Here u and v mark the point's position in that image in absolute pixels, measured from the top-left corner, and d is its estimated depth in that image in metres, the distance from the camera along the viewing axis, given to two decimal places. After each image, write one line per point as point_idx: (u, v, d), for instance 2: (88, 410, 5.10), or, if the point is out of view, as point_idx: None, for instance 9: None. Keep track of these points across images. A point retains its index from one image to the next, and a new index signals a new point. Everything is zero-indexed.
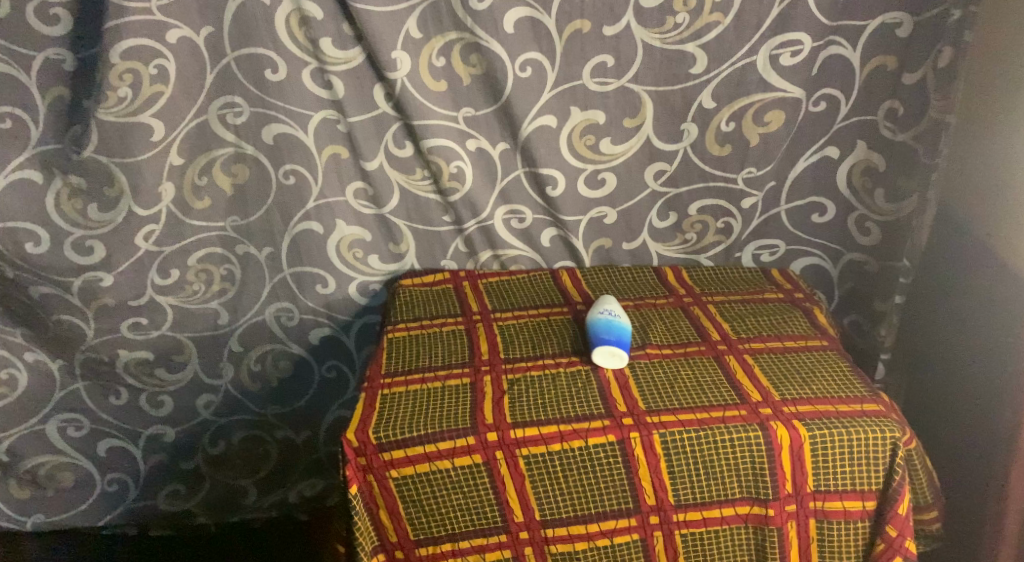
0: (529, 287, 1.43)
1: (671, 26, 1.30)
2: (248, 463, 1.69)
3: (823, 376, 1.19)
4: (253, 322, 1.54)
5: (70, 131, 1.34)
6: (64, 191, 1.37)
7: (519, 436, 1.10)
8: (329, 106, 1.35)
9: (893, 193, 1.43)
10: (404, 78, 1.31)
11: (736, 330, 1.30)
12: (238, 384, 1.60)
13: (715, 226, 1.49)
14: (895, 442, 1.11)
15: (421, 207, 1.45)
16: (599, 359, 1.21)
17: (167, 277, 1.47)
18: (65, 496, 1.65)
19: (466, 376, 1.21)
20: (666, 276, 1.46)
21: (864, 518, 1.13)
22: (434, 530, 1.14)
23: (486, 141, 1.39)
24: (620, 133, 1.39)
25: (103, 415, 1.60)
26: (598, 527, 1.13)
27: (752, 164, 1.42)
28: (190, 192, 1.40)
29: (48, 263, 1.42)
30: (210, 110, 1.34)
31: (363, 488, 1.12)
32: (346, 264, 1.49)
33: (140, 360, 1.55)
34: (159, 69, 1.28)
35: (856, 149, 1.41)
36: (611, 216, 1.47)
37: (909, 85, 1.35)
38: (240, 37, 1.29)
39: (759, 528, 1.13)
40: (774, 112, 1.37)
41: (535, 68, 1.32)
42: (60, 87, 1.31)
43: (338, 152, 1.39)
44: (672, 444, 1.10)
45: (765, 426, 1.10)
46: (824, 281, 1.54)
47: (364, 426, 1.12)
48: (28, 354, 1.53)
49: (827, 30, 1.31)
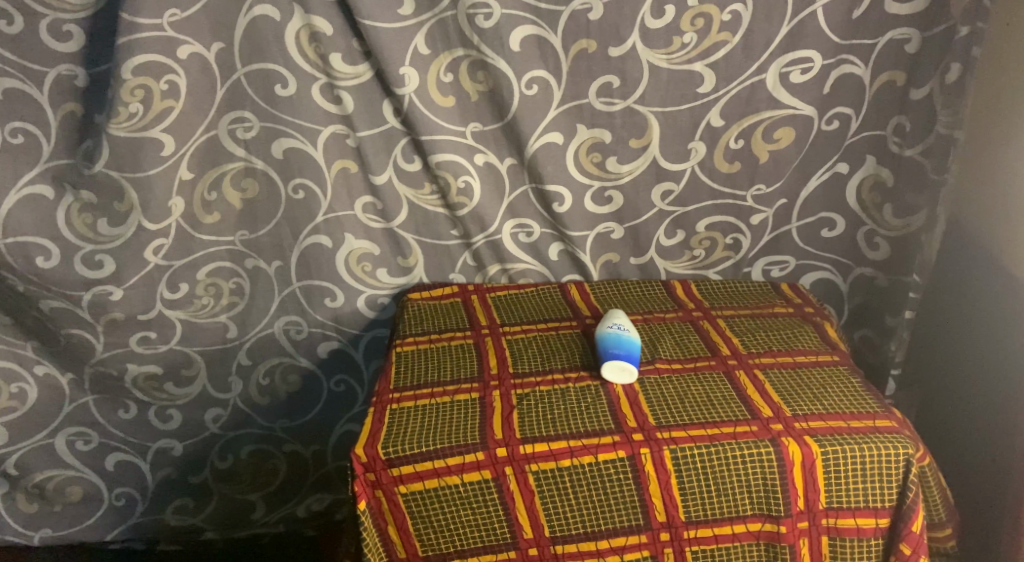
0: (537, 302, 1.43)
1: (677, 46, 1.30)
2: (255, 478, 1.68)
3: (835, 392, 1.18)
4: (262, 335, 1.54)
5: (82, 146, 1.34)
6: (75, 206, 1.38)
7: (529, 451, 1.10)
8: (338, 121, 1.36)
9: (902, 207, 1.42)
10: (412, 93, 1.32)
11: (746, 345, 1.29)
12: (247, 398, 1.60)
13: (724, 242, 1.49)
14: (908, 458, 1.10)
15: (431, 220, 1.45)
16: (608, 374, 1.20)
17: (176, 291, 1.47)
18: (72, 509, 1.65)
19: (475, 391, 1.20)
20: (675, 290, 1.46)
21: (877, 535, 1.12)
22: (443, 546, 1.14)
23: (494, 155, 1.39)
24: (625, 154, 1.39)
25: (112, 429, 1.60)
26: (609, 543, 1.12)
27: (762, 181, 1.42)
28: (200, 207, 1.40)
29: (58, 278, 1.43)
30: (221, 124, 1.34)
31: (371, 504, 1.12)
32: (355, 277, 1.49)
33: (149, 375, 1.55)
34: (170, 85, 1.29)
35: (865, 164, 1.41)
36: (618, 231, 1.47)
37: (917, 100, 1.34)
38: (251, 53, 1.30)
39: (771, 545, 1.12)
40: (784, 129, 1.37)
41: (541, 85, 1.33)
42: (72, 103, 1.32)
43: (348, 166, 1.40)
44: (683, 460, 1.09)
45: (776, 441, 1.10)
46: (834, 295, 1.54)
47: (373, 442, 1.12)
48: (38, 368, 1.53)
49: (840, 48, 1.31)
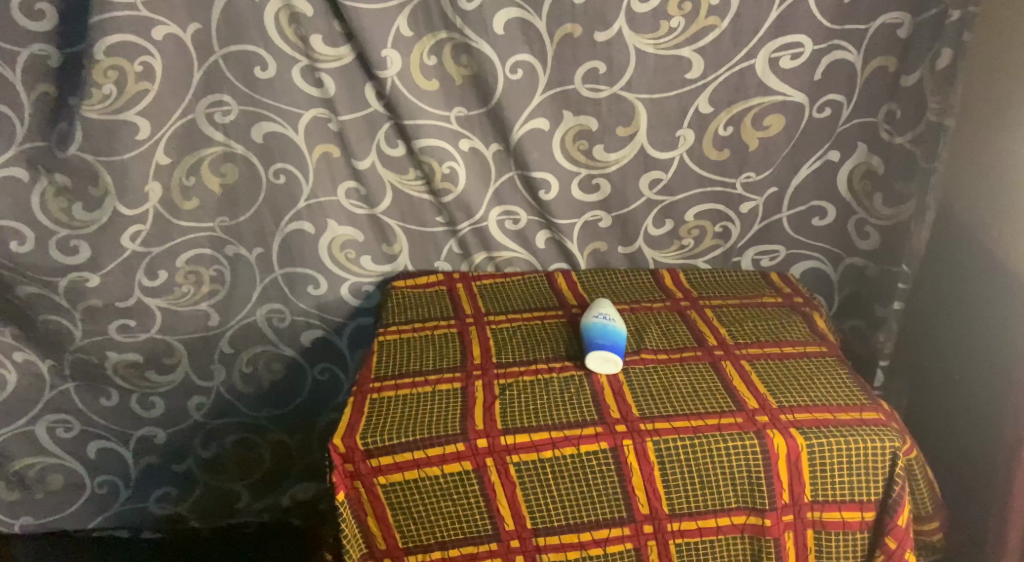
0: (523, 290, 1.41)
1: (665, 31, 1.27)
2: (240, 467, 1.66)
3: (822, 383, 1.17)
4: (244, 323, 1.52)
5: (56, 129, 1.31)
6: (50, 190, 1.35)
7: (510, 442, 1.08)
8: (320, 105, 1.33)
9: (892, 196, 1.40)
10: (394, 77, 1.29)
11: (734, 335, 1.27)
12: (230, 386, 1.58)
13: (713, 230, 1.47)
14: (895, 451, 1.08)
15: (415, 207, 1.43)
16: (592, 364, 1.18)
17: (156, 278, 1.44)
18: (54, 497, 1.63)
19: (457, 381, 1.18)
20: (663, 279, 1.43)
21: (863, 529, 1.10)
22: (424, 537, 1.12)
23: (479, 141, 1.37)
24: (613, 141, 1.37)
25: (93, 416, 1.58)
26: (590, 536, 1.11)
27: (751, 169, 1.40)
28: (178, 193, 1.38)
29: (33, 263, 1.40)
30: (198, 108, 1.31)
31: (351, 495, 1.10)
32: (338, 265, 1.47)
33: (130, 362, 1.53)
34: (145, 67, 1.26)
35: (856, 151, 1.38)
36: (606, 220, 1.45)
37: (908, 87, 1.31)
38: (229, 35, 1.26)
39: (756, 538, 1.11)
40: (774, 116, 1.35)
41: (526, 70, 1.30)
42: (45, 84, 1.29)
43: (330, 151, 1.37)
44: (667, 452, 1.07)
45: (762, 434, 1.08)
46: (825, 285, 1.51)
47: (352, 432, 1.09)
48: (17, 354, 1.51)
49: (831, 33, 1.28)
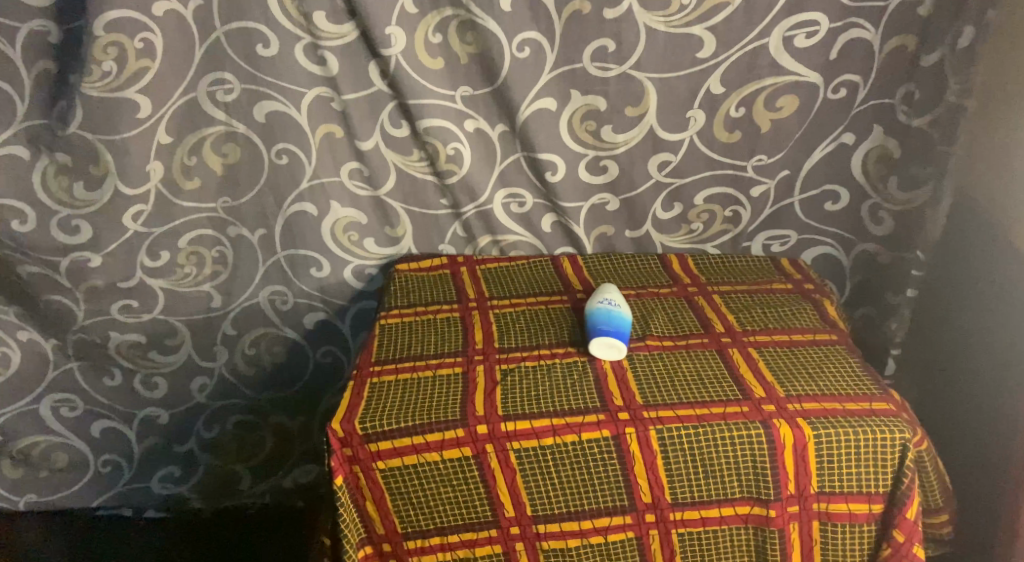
0: (527, 275, 1.39)
1: (676, 8, 1.24)
2: (243, 449, 1.66)
3: (831, 372, 1.14)
4: (247, 305, 1.50)
5: (57, 107, 1.30)
6: (51, 169, 1.34)
7: (511, 429, 1.06)
8: (322, 84, 1.30)
9: (907, 180, 1.36)
10: (398, 55, 1.26)
11: (742, 322, 1.25)
12: (233, 368, 1.57)
13: (723, 215, 1.44)
14: (904, 443, 1.05)
15: (419, 189, 1.40)
16: (596, 350, 1.16)
17: (158, 259, 1.43)
18: (58, 476, 1.63)
19: (458, 366, 1.16)
20: (671, 264, 1.41)
21: (870, 521, 1.08)
22: (423, 523, 1.11)
23: (484, 121, 1.34)
24: (621, 122, 1.34)
25: (96, 396, 1.57)
26: (591, 524, 1.09)
27: (763, 152, 1.37)
28: (180, 172, 1.36)
29: (36, 242, 1.39)
30: (200, 86, 1.29)
31: (349, 479, 1.09)
32: (341, 247, 1.45)
33: (133, 343, 1.52)
34: (145, 44, 1.24)
35: (871, 134, 1.35)
36: (613, 203, 1.42)
37: (926, 67, 1.28)
38: (231, 11, 1.24)
39: (760, 529, 1.09)
40: (787, 97, 1.31)
41: (533, 48, 1.27)
42: (45, 61, 1.28)
43: (333, 131, 1.35)
44: (670, 441, 1.05)
45: (768, 424, 1.05)
46: (836, 272, 1.48)
47: (350, 416, 1.08)
48: (21, 333, 1.50)
49: (847, 11, 1.25)
